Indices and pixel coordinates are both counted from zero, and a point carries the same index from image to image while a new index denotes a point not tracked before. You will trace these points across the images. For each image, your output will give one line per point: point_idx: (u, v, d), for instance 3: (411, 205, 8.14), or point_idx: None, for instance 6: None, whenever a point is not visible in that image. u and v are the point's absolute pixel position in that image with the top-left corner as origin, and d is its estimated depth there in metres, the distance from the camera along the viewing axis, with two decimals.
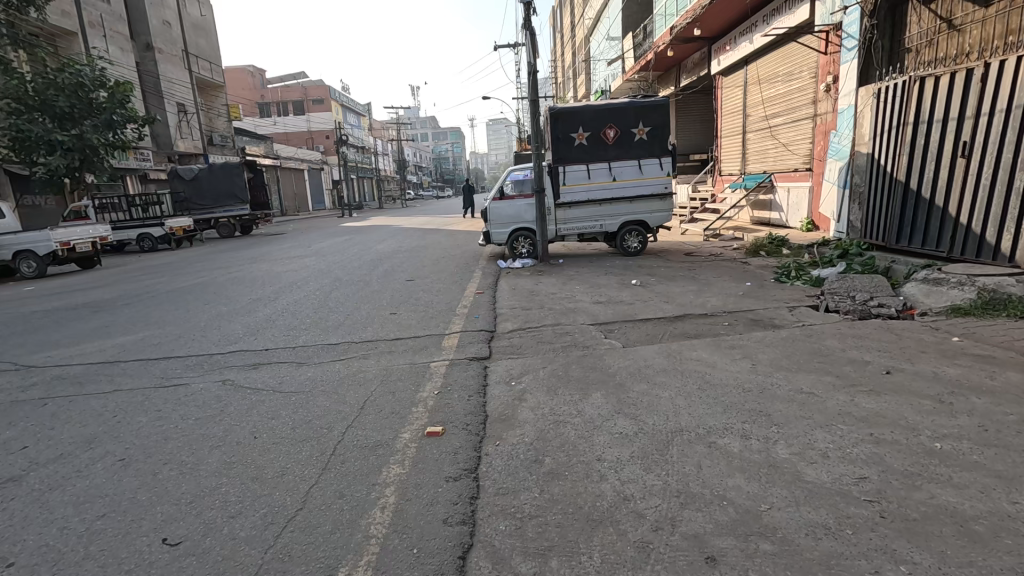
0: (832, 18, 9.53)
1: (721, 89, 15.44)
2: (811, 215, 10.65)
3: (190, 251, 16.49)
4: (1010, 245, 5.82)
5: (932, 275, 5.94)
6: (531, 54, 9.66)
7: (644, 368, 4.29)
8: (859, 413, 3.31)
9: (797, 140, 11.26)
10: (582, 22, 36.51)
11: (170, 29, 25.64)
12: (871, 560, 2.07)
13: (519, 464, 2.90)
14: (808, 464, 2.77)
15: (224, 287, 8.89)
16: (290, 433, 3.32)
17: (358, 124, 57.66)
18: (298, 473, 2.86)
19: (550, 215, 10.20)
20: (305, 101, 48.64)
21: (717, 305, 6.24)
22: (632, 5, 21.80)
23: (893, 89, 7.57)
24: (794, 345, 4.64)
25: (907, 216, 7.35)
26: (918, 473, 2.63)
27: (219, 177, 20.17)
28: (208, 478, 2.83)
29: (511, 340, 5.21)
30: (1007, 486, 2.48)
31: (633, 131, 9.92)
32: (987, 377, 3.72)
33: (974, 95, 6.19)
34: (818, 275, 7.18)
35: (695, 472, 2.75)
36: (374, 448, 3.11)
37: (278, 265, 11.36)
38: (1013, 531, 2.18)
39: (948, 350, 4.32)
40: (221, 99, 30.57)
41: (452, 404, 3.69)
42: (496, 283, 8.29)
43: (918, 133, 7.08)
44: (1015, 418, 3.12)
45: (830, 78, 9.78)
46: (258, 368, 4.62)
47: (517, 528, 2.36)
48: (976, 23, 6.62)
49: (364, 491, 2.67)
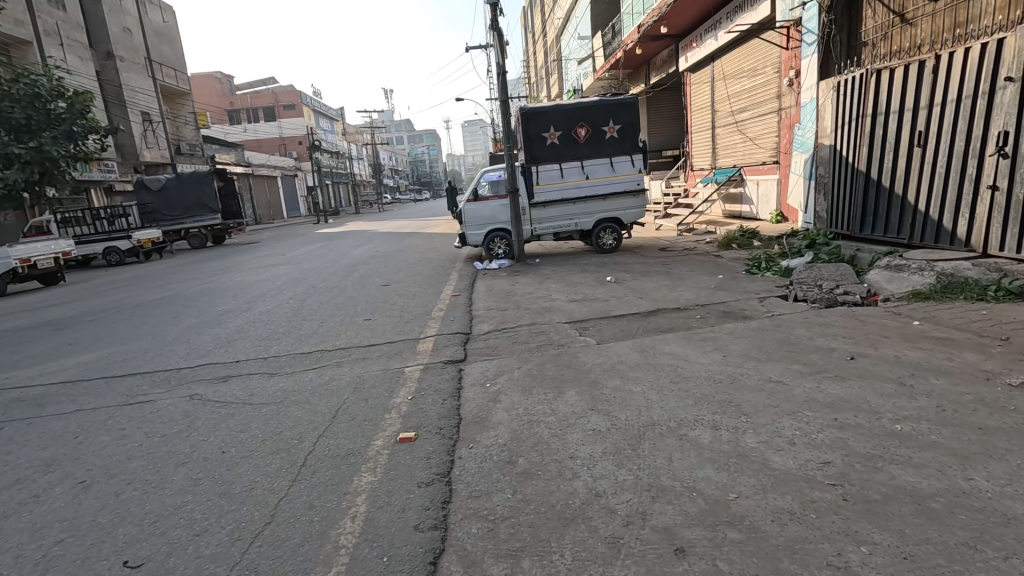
0: (792, 14, 9.74)
1: (689, 86, 15.67)
2: (780, 207, 10.88)
3: (159, 264, 16.07)
4: (965, 230, 6.04)
5: (895, 261, 6.11)
6: (500, 55, 9.68)
7: (618, 363, 4.32)
8: (825, 399, 3.39)
9: (763, 134, 11.50)
10: (552, 21, 36.65)
11: (131, 36, 24.98)
12: (833, 543, 2.12)
13: (492, 465, 2.89)
14: (774, 452, 2.82)
15: (195, 299, 8.69)
16: (261, 446, 3.26)
17: (331, 129, 57.01)
18: (267, 486, 2.81)
19: (525, 216, 10.23)
20: (277, 107, 47.89)
21: (690, 298, 6.33)
22: (600, 5, 22.02)
23: (852, 82, 7.78)
24: (764, 335, 4.74)
25: (869, 205, 7.56)
26: (880, 455, 2.70)
27: (188, 187, 19.73)
28: (173, 496, 2.76)
29: (486, 342, 5.19)
30: (962, 463, 2.57)
31: (604, 129, 10.00)
32: (946, 359, 3.84)
33: (927, 86, 6.41)
34: (787, 265, 7.34)
35: (666, 465, 2.78)
36: (345, 457, 3.07)
37: (252, 274, 11.15)
38: (967, 507, 2.26)
39: (910, 335, 4.44)
40: (188, 107, 29.93)
41: (426, 408, 3.67)
42: (474, 284, 8.28)
43: (876, 125, 7.30)
44: (972, 398, 3.23)
45: (792, 72, 10.01)
46: (228, 380, 4.52)
47: (489, 529, 2.36)
48: (926, 17, 6.83)
49: (335, 501, 2.64)
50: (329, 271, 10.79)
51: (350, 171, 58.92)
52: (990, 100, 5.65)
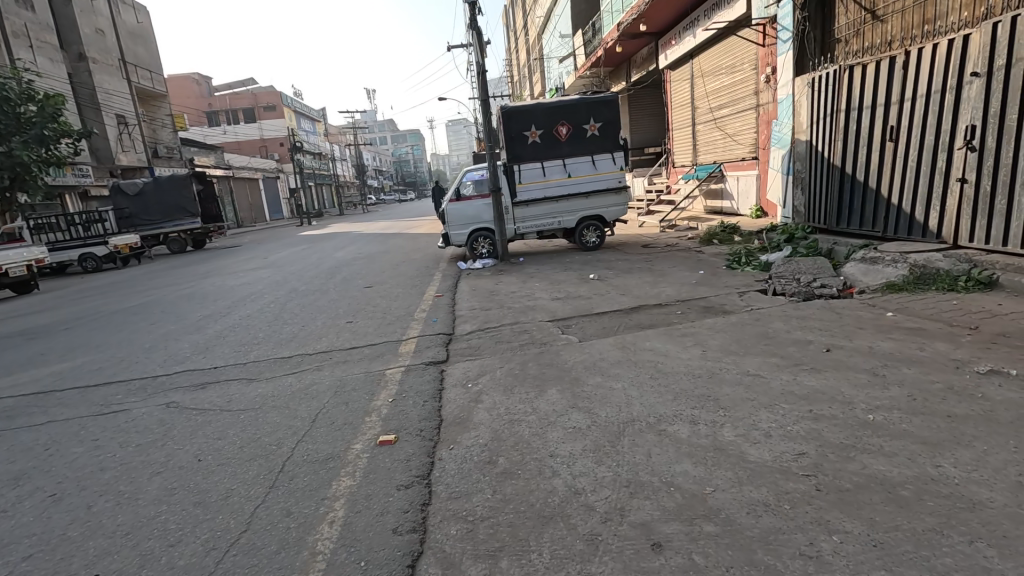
0: (767, 11, 9.86)
1: (669, 83, 15.79)
2: (759, 202, 11.03)
3: (137, 270, 15.75)
4: (937, 223, 6.18)
5: (869, 254, 6.26)
6: (479, 55, 9.66)
7: (600, 360, 4.35)
8: (800, 391, 3.44)
9: (742, 130, 11.64)
10: (533, 19, 36.64)
11: (104, 38, 24.44)
12: (806, 533, 2.15)
13: (472, 466, 2.89)
14: (750, 445, 2.86)
15: (173, 306, 8.53)
16: (238, 453, 3.22)
17: (313, 130, 56.36)
18: (243, 493, 2.77)
19: (508, 215, 10.23)
20: (256, 108, 47.24)
21: (672, 295, 6.39)
22: (579, 4, 22.09)
23: (826, 78, 7.91)
24: (743, 329, 4.80)
25: (845, 200, 7.69)
26: (853, 445, 2.75)
27: (166, 191, 19.36)
28: (147, 507, 2.71)
29: (469, 342, 5.17)
30: (931, 451, 2.63)
31: (585, 127, 10.03)
32: (918, 349, 3.93)
33: (898, 81, 6.54)
34: (766, 259, 7.44)
35: (645, 461, 2.80)
36: (324, 461, 3.05)
37: (233, 279, 10.99)
38: (934, 493, 2.32)
39: (884, 326, 4.53)
40: (165, 109, 29.37)
41: (407, 411, 3.65)
42: (457, 284, 8.26)
43: (849, 120, 7.43)
44: (942, 386, 3.31)
45: (769, 69, 10.14)
46: (206, 387, 4.45)
47: (468, 531, 2.35)
48: (896, 13, 6.94)
49: (312, 506, 2.61)
50: (311, 274, 10.68)
51: (333, 172, 58.36)
52: (957, 95, 5.78)
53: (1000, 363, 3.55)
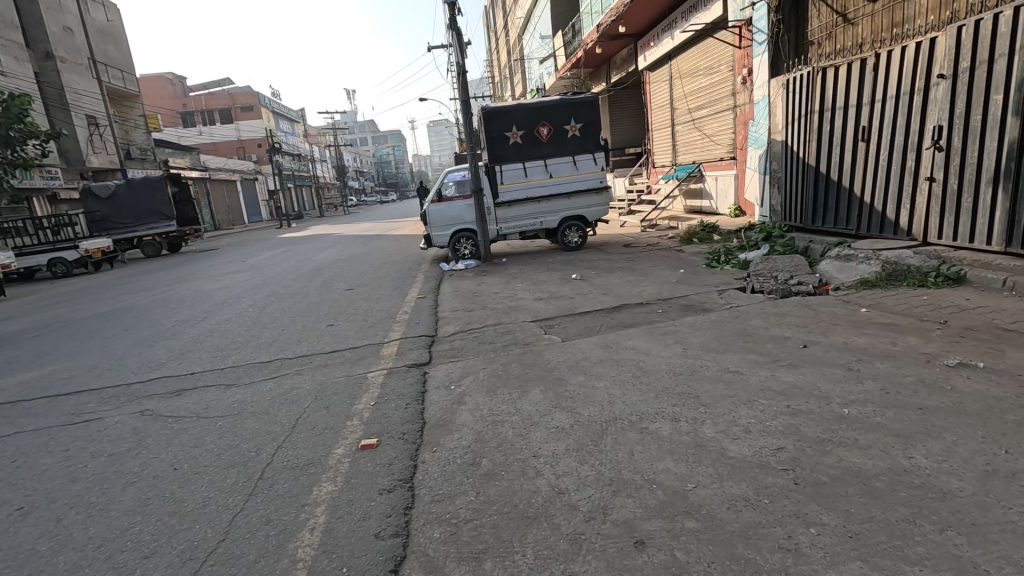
0: (743, 14, 10.03)
1: (648, 84, 15.96)
2: (738, 201, 11.21)
3: (109, 275, 15.31)
4: (907, 220, 6.35)
5: (844, 251, 6.41)
6: (459, 55, 9.63)
7: (582, 360, 4.37)
8: (778, 386, 3.51)
9: (720, 130, 11.82)
10: (513, 20, 36.76)
11: (73, 36, 23.73)
12: (785, 526, 2.18)
13: (455, 468, 2.87)
14: (731, 441, 2.90)
15: (148, 311, 8.33)
16: (216, 460, 3.15)
17: (292, 130, 55.56)
18: (221, 502, 2.71)
19: (490, 216, 10.22)
20: (233, 108, 46.39)
21: (653, 293, 6.45)
22: (559, 5, 22.17)
23: (800, 80, 8.07)
24: (722, 327, 4.86)
25: (819, 198, 7.86)
26: (829, 438, 2.81)
27: (139, 193, 18.86)
28: (120, 518, 2.63)
29: (452, 343, 5.15)
30: (904, 443, 2.70)
31: (566, 128, 10.07)
32: (890, 343, 4.03)
33: (869, 83, 6.71)
34: (744, 257, 7.56)
35: (627, 459, 2.82)
36: (305, 467, 3.00)
37: (211, 283, 10.77)
38: (908, 484, 2.38)
39: (859, 321, 4.64)
40: (137, 109, 28.68)
41: (389, 413, 3.62)
42: (440, 286, 8.22)
43: (823, 121, 7.59)
44: (913, 379, 3.40)
45: (745, 71, 10.31)
46: (182, 393, 4.35)
47: (451, 533, 2.34)
48: (866, 17, 7.11)
49: (293, 513, 2.57)
50: (290, 277, 10.52)
51: (313, 174, 57.59)
52: (925, 96, 5.95)
53: (968, 356, 3.67)
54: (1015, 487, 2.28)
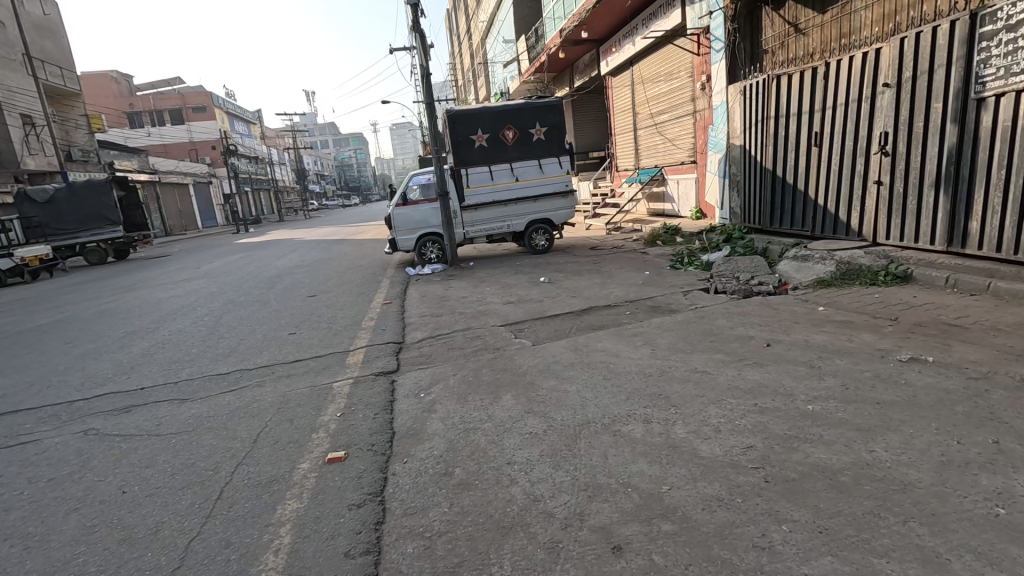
0: (701, 22, 10.30)
1: (611, 89, 16.21)
2: (699, 204, 11.51)
3: (48, 285, 14.31)
4: (858, 221, 6.65)
5: (800, 252, 6.66)
6: (423, 57, 9.52)
7: (553, 364, 4.34)
8: (745, 385, 3.58)
9: (681, 135, 12.11)
10: (476, 23, 36.85)
11: (5, 30, 22.22)
12: (758, 525, 2.21)
13: (428, 479, 2.79)
14: (702, 441, 2.93)
15: (91, 322, 7.80)
16: (170, 481, 2.96)
17: (248, 132, 53.74)
18: (176, 526, 2.54)
19: (457, 219, 10.13)
20: (185, 109, 44.44)
21: (620, 295, 6.52)
22: (523, 9, 22.31)
23: (756, 86, 8.35)
24: (689, 327, 4.95)
25: (776, 200, 8.15)
26: (795, 435, 2.88)
27: (82, 197, 17.83)
28: (62, 549, 2.43)
29: (420, 350, 5.05)
30: (866, 437, 2.79)
31: (531, 131, 10.09)
32: (848, 340, 4.18)
33: (820, 91, 7.00)
34: (707, 259, 7.76)
35: (602, 463, 2.80)
36: (268, 484, 2.86)
37: (162, 291, 10.22)
38: (871, 477, 2.46)
39: (817, 320, 4.81)
40: (79, 109, 27.14)
41: (356, 424, 3.50)
42: (406, 291, 8.07)
43: (778, 127, 7.89)
44: (870, 374, 3.54)
45: (703, 77, 10.60)
46: (131, 410, 4.09)
47: (426, 548, 2.26)
48: (816, 27, 7.40)
49: (255, 535, 2.43)
50: (249, 284, 10.10)
51: (271, 177, 55.83)
52: (872, 104, 6.26)
53: (918, 351, 3.85)
54: (969, 476, 2.39)
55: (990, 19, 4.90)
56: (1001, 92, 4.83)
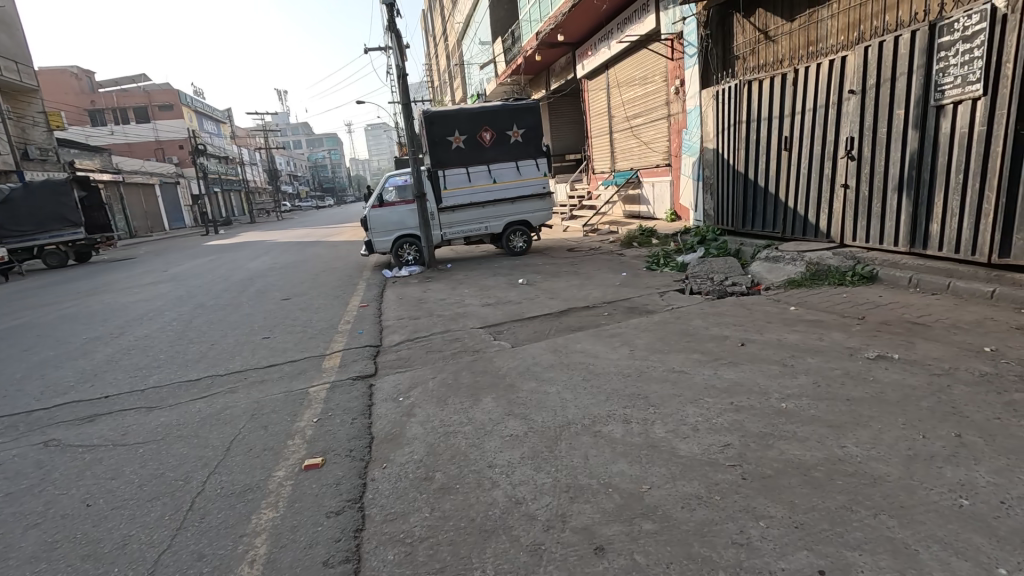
0: (675, 27, 10.48)
1: (587, 92, 16.35)
2: (674, 206, 11.69)
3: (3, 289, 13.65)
4: (826, 223, 6.86)
5: (772, 253, 6.85)
6: (399, 57, 9.44)
7: (533, 366, 4.35)
8: (721, 384, 3.65)
9: (656, 138, 12.29)
10: (452, 23, 36.69)
11: None
12: (736, 522, 2.25)
13: (408, 484, 2.75)
14: (680, 440, 2.97)
15: (51, 328, 7.47)
16: (137, 493, 2.85)
17: (217, 131, 52.37)
18: (144, 540, 2.44)
19: (434, 221, 10.06)
20: (150, 107, 43.07)
21: (598, 296, 6.58)
22: (499, 11, 22.33)
23: (729, 91, 8.53)
24: (666, 328, 5.02)
25: (748, 202, 8.34)
26: (770, 433, 2.94)
27: (40, 197, 17.10)
28: (20, 568, 2.32)
29: (398, 353, 5.00)
30: (837, 433, 2.88)
31: (509, 133, 10.11)
32: (818, 339, 4.31)
33: (790, 96, 7.21)
34: (682, 260, 7.89)
35: (582, 464, 2.81)
36: (243, 493, 2.78)
37: (127, 295, 9.85)
38: (843, 472, 2.53)
39: (789, 319, 4.93)
40: (37, 105, 25.98)
41: (334, 430, 3.43)
42: (383, 294, 7.96)
43: (750, 131, 8.08)
44: (841, 372, 3.65)
45: (677, 82, 10.78)
46: (96, 420, 3.93)
47: (407, 554, 2.23)
48: (785, 34, 7.61)
49: (229, 546, 2.36)
50: (219, 287, 9.83)
51: (242, 177, 54.53)
52: (838, 109, 6.47)
53: (885, 348, 3.98)
54: (934, 470, 2.48)
55: (948, 30, 5.11)
56: (959, 100, 5.04)
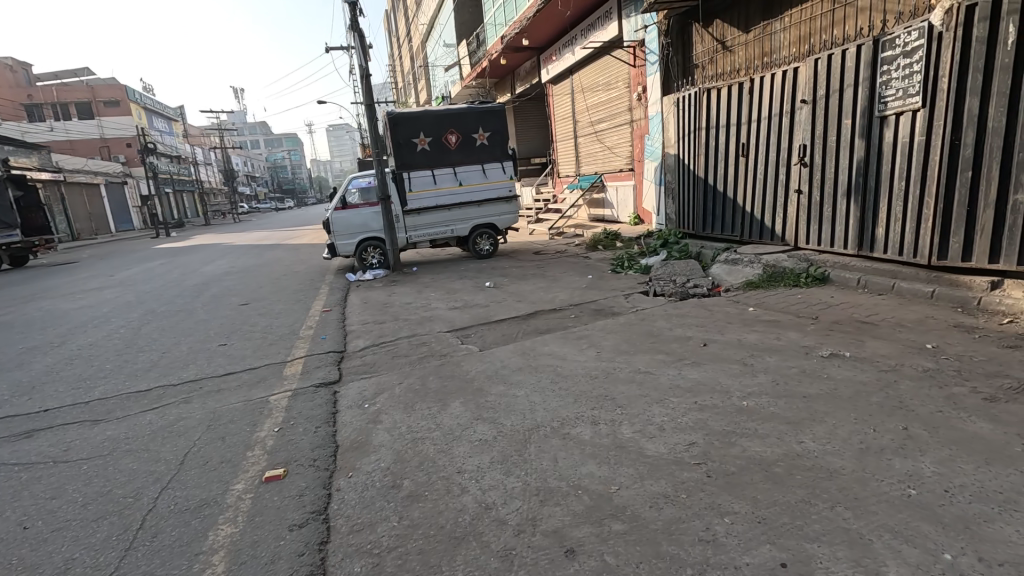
0: (637, 35, 10.70)
1: (552, 97, 16.49)
2: (637, 210, 11.92)
3: None
4: (781, 226, 7.15)
5: (731, 256, 7.10)
6: (362, 57, 9.27)
7: (501, 369, 4.34)
8: (685, 384, 3.73)
9: (619, 143, 12.51)
10: (416, 25, 36.36)
11: None
12: (702, 519, 2.30)
13: (375, 493, 2.68)
14: (647, 440, 3.01)
15: None
16: (81, 513, 2.67)
17: (168, 129, 50.08)
18: (89, 563, 2.29)
19: (399, 223, 9.91)
20: (94, 103, 40.82)
21: (565, 299, 6.63)
22: (464, 14, 22.29)
23: (689, 99, 8.78)
24: (631, 329, 5.10)
25: (708, 206, 8.60)
26: (732, 431, 3.02)
27: None
28: None
29: (363, 358, 4.89)
30: (796, 429, 2.98)
31: (474, 136, 10.10)
32: (776, 339, 4.47)
33: (746, 104, 7.48)
34: (646, 262, 8.07)
35: (552, 467, 2.81)
36: (199, 509, 2.65)
37: (70, 302, 9.27)
38: (801, 467, 2.62)
39: (748, 320, 5.10)
40: None
41: (296, 439, 3.32)
42: (346, 298, 7.79)
43: (709, 137, 8.33)
44: (797, 370, 3.79)
45: (640, 88, 11.02)
46: (34, 435, 3.66)
47: (374, 566, 2.17)
48: (741, 45, 7.89)
49: (183, 565, 2.24)
50: (171, 292, 9.39)
51: (195, 177, 52.31)
52: (791, 117, 6.76)
53: (837, 347, 4.16)
54: (885, 461, 2.60)
55: (890, 45, 5.42)
56: (901, 110, 5.34)
